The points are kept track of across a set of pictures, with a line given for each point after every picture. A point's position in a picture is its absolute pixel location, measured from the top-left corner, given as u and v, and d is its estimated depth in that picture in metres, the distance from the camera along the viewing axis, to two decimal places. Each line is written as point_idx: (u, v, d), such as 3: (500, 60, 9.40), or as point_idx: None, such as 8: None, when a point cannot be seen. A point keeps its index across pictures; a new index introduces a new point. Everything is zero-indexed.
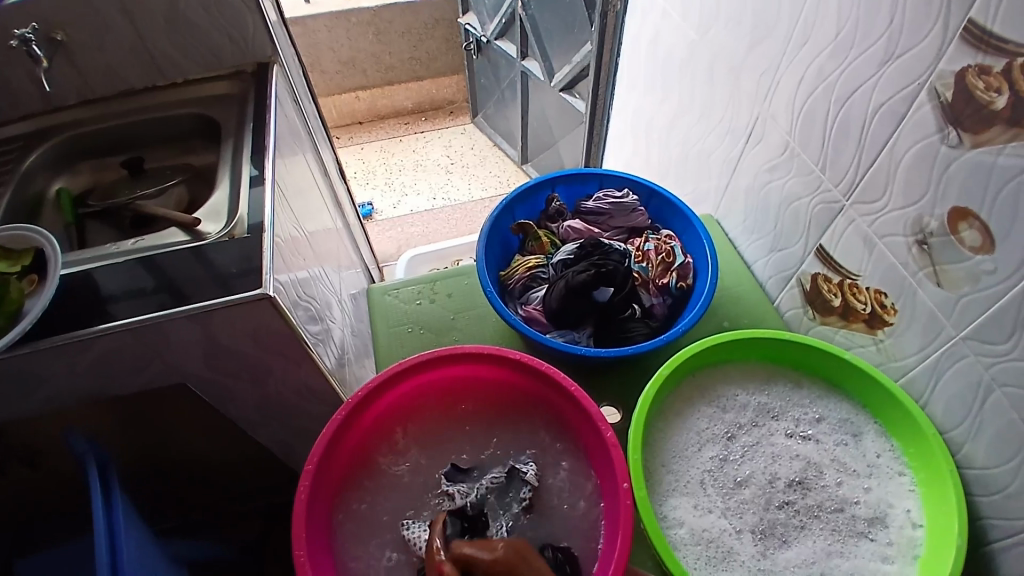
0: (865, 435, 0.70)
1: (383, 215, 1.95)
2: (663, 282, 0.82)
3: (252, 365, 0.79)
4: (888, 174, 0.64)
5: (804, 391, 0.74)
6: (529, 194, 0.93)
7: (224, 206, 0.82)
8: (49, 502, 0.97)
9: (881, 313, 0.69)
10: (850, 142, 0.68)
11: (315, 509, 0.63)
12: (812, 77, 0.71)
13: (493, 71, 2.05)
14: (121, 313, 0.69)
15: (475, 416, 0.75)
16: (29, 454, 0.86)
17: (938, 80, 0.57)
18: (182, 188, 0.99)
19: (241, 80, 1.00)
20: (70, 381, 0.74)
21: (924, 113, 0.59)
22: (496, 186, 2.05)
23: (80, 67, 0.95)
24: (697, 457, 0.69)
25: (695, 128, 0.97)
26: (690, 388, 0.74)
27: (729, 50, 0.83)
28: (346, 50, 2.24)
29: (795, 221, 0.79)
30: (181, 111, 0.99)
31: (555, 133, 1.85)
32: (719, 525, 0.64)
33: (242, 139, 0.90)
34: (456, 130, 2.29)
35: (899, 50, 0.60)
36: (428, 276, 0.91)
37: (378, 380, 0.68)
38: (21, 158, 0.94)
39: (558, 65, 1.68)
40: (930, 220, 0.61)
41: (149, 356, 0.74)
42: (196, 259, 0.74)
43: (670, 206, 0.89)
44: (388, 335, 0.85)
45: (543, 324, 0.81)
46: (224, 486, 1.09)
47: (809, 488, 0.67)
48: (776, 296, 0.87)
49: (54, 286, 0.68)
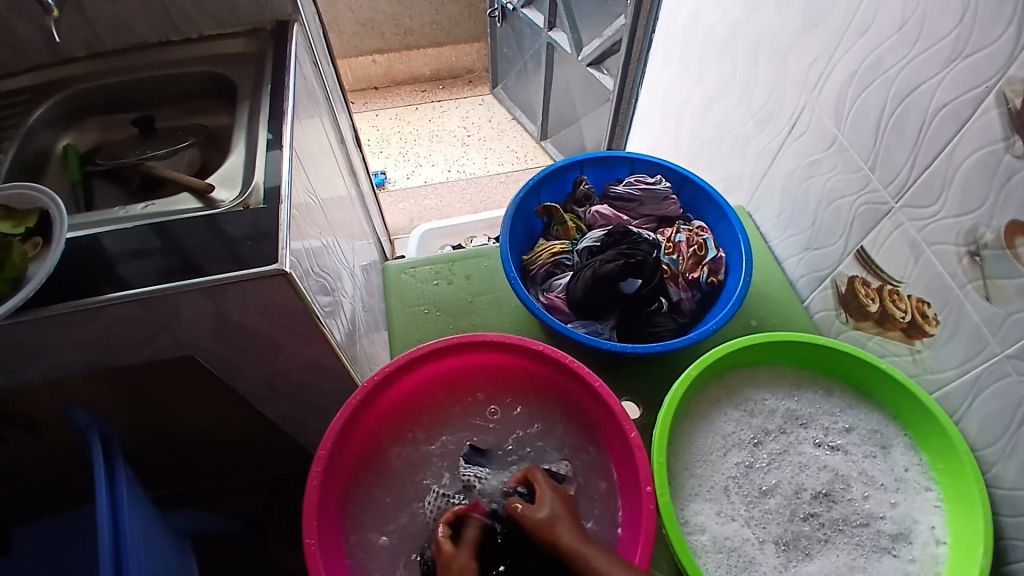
0: (894, 448, 0.68)
1: (395, 185, 1.91)
2: (693, 277, 0.79)
3: (263, 341, 0.76)
4: (944, 179, 0.61)
5: (835, 399, 0.72)
6: (556, 176, 0.90)
7: (239, 172, 0.79)
8: (49, 468, 0.96)
9: (921, 324, 0.67)
10: (905, 142, 0.64)
11: (327, 497, 0.61)
12: (869, 69, 0.67)
13: (516, 40, 1.98)
14: (129, 283, 0.66)
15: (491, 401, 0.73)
16: (31, 421, 0.84)
17: (1008, 85, 0.53)
18: (195, 151, 0.95)
19: (258, 38, 0.95)
20: (74, 350, 0.71)
21: (990, 118, 0.55)
22: (513, 161, 2.00)
23: (89, 17, 0.90)
24: (722, 462, 0.68)
25: (731, 114, 0.93)
26: (718, 391, 0.72)
27: (777, 35, 0.79)
28: (365, 10, 2.17)
29: (835, 219, 0.76)
30: (193, 69, 0.94)
31: (578, 109, 1.80)
32: (742, 534, 0.63)
33: (258, 101, 0.86)
34: (474, 101, 2.23)
35: (968, 49, 0.56)
36: (445, 256, 0.88)
37: (395, 364, 0.66)
38: (26, 112, 0.90)
39: (587, 38, 1.62)
40: (986, 231, 0.57)
41: (156, 328, 0.71)
42: (207, 228, 0.71)
43: (704, 195, 0.86)
44: (403, 315, 0.82)
45: (566, 313, 0.79)
46: (228, 457, 1.08)
47: (834, 501, 0.65)
48: (806, 296, 0.84)
49: (59, 250, 0.65)
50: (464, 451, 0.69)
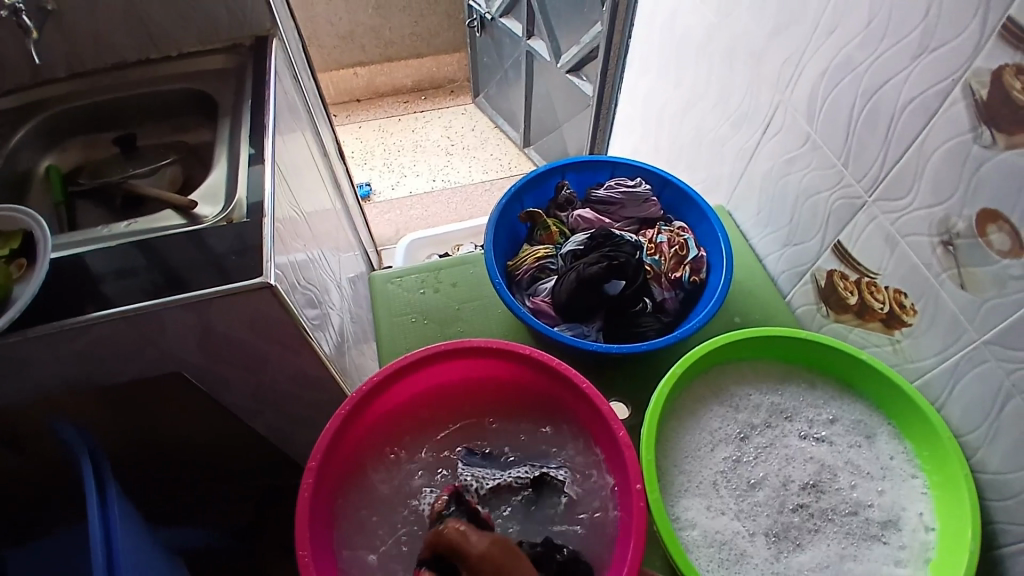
0: (879, 437, 0.69)
1: (381, 196, 1.92)
2: (676, 276, 0.81)
3: (250, 353, 0.76)
4: (916, 172, 0.62)
5: (819, 391, 0.73)
6: (538, 181, 0.91)
7: (222, 187, 0.79)
8: (38, 489, 0.95)
9: (899, 314, 0.68)
10: (877, 137, 0.65)
11: (319, 507, 0.61)
12: (838, 67, 0.68)
13: (496, 49, 2.00)
14: (114, 300, 0.66)
15: (480, 407, 0.73)
16: (18, 442, 0.84)
17: (973, 77, 0.54)
18: (177, 167, 0.96)
19: (238, 54, 0.95)
20: (59, 369, 0.71)
21: (957, 110, 0.56)
22: (498, 169, 2.01)
23: (68, 37, 0.91)
24: (710, 457, 0.68)
25: (709, 115, 0.94)
26: (704, 387, 0.72)
27: (749, 36, 0.80)
28: (345, 24, 2.18)
29: (812, 215, 0.77)
30: (173, 86, 0.95)
31: (560, 116, 1.81)
32: (733, 528, 0.64)
33: (239, 116, 0.86)
34: (457, 110, 2.25)
35: (933, 43, 0.57)
36: (431, 264, 0.89)
37: (383, 374, 0.66)
38: (6, 133, 0.90)
39: (566, 46, 1.64)
40: (958, 220, 0.59)
41: (143, 344, 0.71)
42: (190, 244, 0.71)
43: (684, 197, 0.87)
44: (390, 324, 0.83)
45: (552, 316, 0.79)
46: (219, 473, 1.07)
47: (822, 491, 0.66)
48: (788, 292, 0.85)
49: (44, 270, 0.65)
50: (459, 452, 0.70)
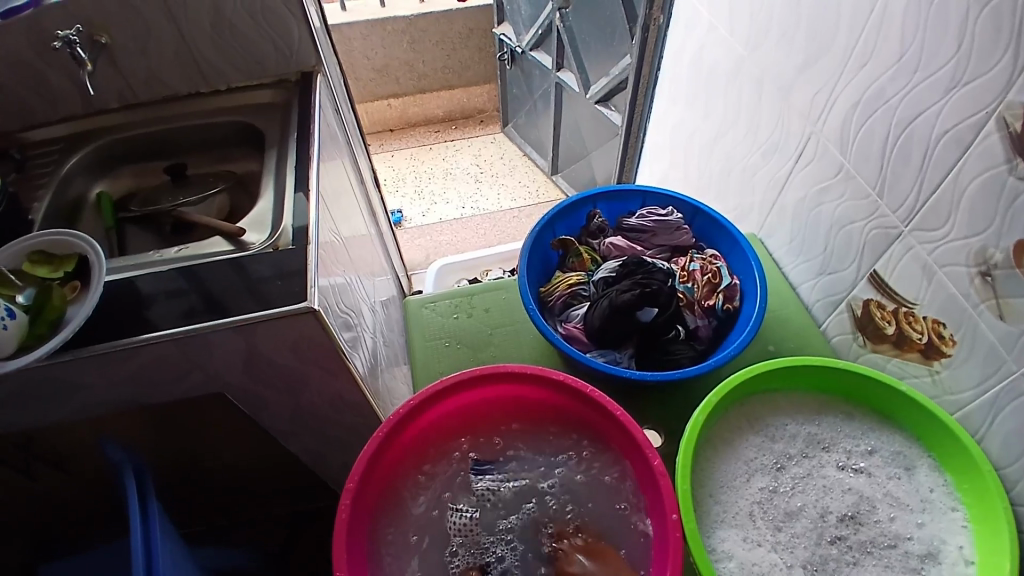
0: (918, 469, 0.68)
1: (412, 222, 1.96)
2: (710, 303, 0.81)
3: (291, 376, 0.78)
4: (951, 202, 0.62)
5: (855, 421, 0.72)
6: (570, 210, 0.92)
7: (268, 216, 0.82)
8: (76, 502, 0.98)
9: (938, 345, 0.67)
10: (911, 168, 0.66)
11: (356, 528, 0.62)
12: (871, 99, 0.69)
13: (526, 81, 2.05)
14: (164, 323, 0.69)
15: (529, 422, 0.73)
16: (62, 457, 0.86)
17: (1007, 110, 0.55)
18: (225, 196, 0.99)
19: (284, 89, 1.00)
20: (107, 388, 0.73)
21: (992, 143, 0.57)
22: (526, 196, 2.04)
23: (123, 72, 0.95)
24: (746, 487, 0.68)
25: (739, 145, 0.95)
26: (738, 415, 0.72)
27: (779, 69, 0.82)
28: (380, 57, 2.26)
29: (847, 244, 0.78)
30: (221, 119, 0.99)
31: (588, 145, 1.84)
32: (770, 559, 0.63)
33: (285, 147, 0.90)
34: (486, 139, 2.29)
35: (966, 76, 0.58)
36: (463, 290, 0.91)
37: (418, 398, 0.67)
38: (61, 161, 0.94)
39: (595, 77, 1.67)
40: (995, 251, 0.59)
41: (189, 366, 0.73)
42: (236, 269, 0.74)
43: (716, 226, 0.88)
44: (424, 349, 0.84)
45: (585, 342, 0.80)
46: (252, 491, 1.10)
47: (861, 523, 0.65)
48: (823, 320, 0.85)
49: (96, 292, 0.68)
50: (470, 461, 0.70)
